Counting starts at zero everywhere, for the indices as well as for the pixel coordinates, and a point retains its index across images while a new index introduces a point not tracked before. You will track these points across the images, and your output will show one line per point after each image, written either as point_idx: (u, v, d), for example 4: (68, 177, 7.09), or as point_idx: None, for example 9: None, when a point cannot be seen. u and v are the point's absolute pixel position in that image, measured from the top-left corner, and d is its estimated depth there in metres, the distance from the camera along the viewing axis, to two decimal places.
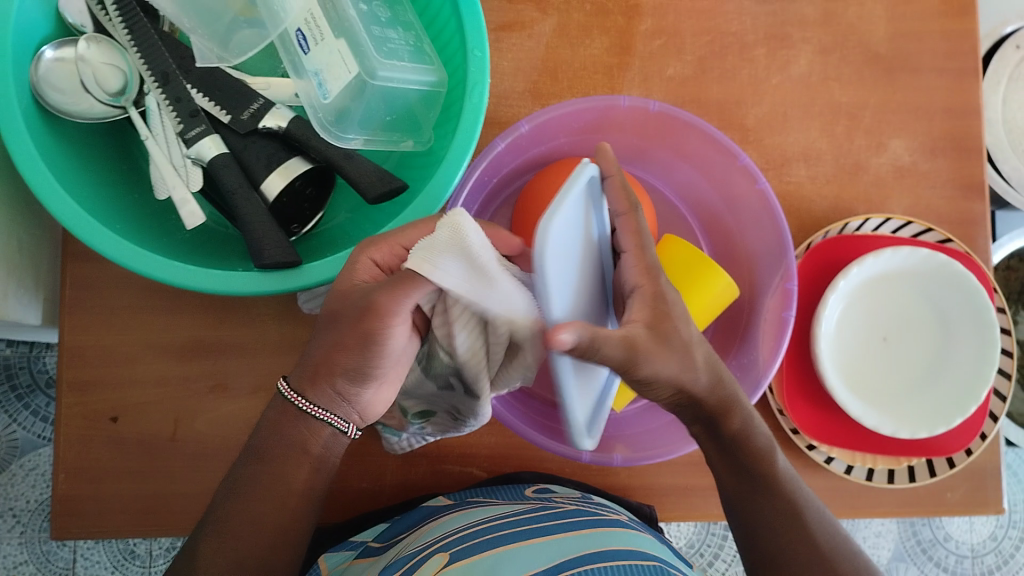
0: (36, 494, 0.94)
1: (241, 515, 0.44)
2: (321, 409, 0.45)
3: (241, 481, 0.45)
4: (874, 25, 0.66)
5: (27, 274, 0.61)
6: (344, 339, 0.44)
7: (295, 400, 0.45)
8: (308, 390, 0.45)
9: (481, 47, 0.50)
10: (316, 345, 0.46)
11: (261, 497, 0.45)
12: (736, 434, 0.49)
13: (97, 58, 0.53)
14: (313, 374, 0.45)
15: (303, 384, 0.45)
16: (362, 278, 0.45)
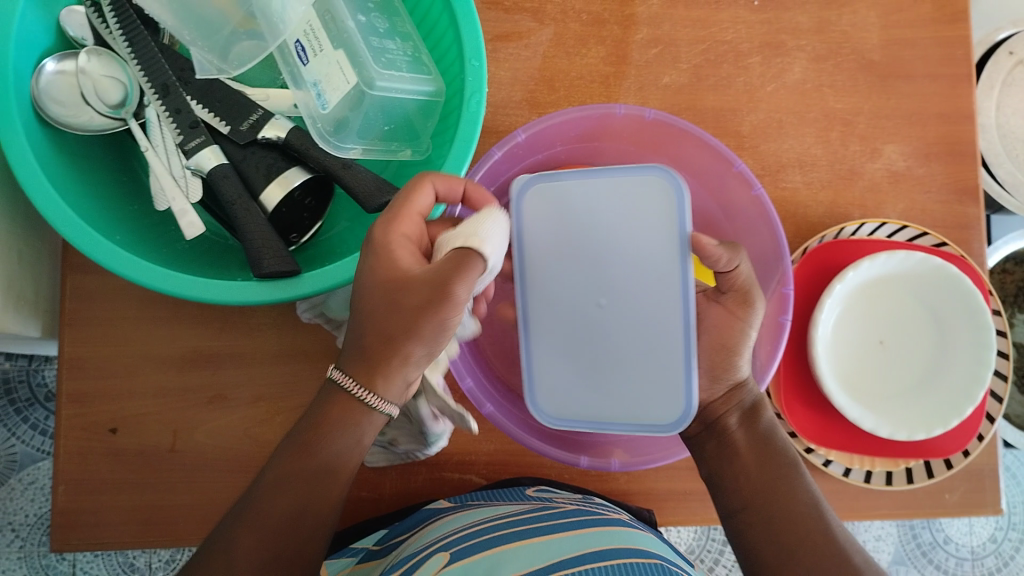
0: (35, 508, 0.94)
1: (275, 505, 0.42)
2: (380, 397, 0.43)
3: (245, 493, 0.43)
4: (867, 33, 0.67)
5: (26, 287, 0.61)
6: (401, 327, 0.42)
7: (351, 388, 0.43)
8: (366, 380, 0.43)
9: (478, 57, 0.51)
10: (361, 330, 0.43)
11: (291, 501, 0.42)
12: (768, 427, 0.54)
13: (97, 71, 0.53)
14: (372, 361, 0.43)
15: (360, 372, 0.43)
16: (403, 254, 0.43)
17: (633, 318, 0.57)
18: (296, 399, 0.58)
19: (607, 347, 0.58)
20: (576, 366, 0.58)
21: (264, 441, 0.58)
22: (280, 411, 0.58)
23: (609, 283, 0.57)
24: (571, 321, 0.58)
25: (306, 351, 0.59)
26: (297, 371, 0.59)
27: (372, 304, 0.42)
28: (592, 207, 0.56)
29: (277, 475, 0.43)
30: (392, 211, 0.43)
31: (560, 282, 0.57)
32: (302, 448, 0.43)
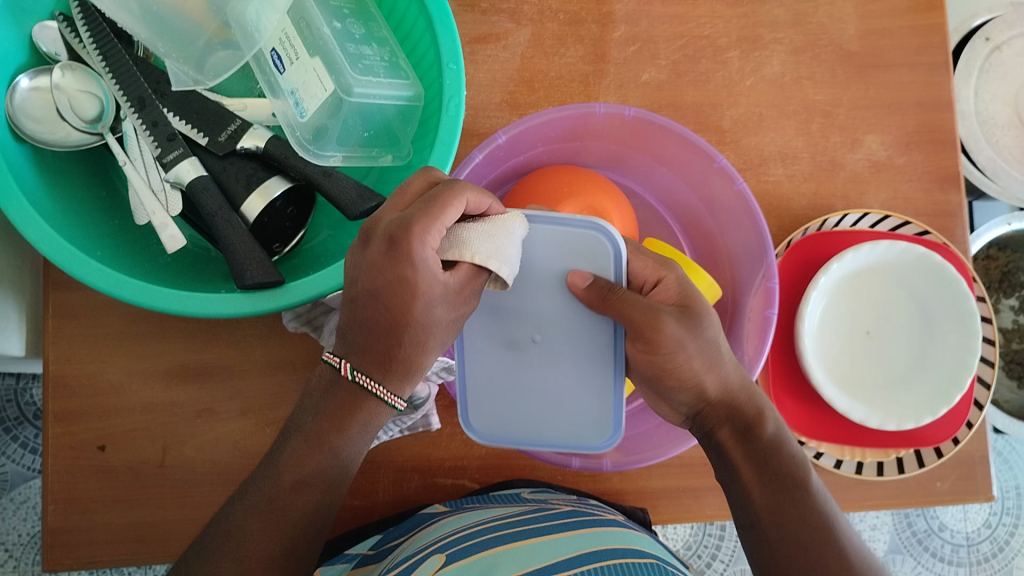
0: (27, 527, 0.93)
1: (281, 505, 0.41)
2: (392, 394, 0.41)
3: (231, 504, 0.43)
4: (844, 24, 0.67)
5: (9, 305, 0.60)
6: (431, 334, 0.41)
7: (369, 387, 0.41)
8: (388, 378, 0.41)
9: (456, 60, 0.51)
10: (374, 329, 0.40)
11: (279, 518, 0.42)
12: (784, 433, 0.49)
13: (72, 86, 0.53)
14: (399, 364, 0.41)
15: (378, 368, 0.41)
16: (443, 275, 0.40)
17: (566, 347, 0.54)
18: (285, 410, 0.58)
19: (538, 376, 0.55)
20: (512, 402, 0.56)
21: (255, 453, 0.58)
22: (270, 422, 0.58)
23: (541, 320, 0.53)
24: (505, 360, 0.55)
25: (293, 361, 0.58)
26: (284, 382, 0.58)
27: (406, 316, 0.40)
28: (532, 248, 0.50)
29: (288, 469, 0.41)
30: (427, 219, 0.39)
31: (494, 328, 0.53)
32: (313, 442, 0.42)
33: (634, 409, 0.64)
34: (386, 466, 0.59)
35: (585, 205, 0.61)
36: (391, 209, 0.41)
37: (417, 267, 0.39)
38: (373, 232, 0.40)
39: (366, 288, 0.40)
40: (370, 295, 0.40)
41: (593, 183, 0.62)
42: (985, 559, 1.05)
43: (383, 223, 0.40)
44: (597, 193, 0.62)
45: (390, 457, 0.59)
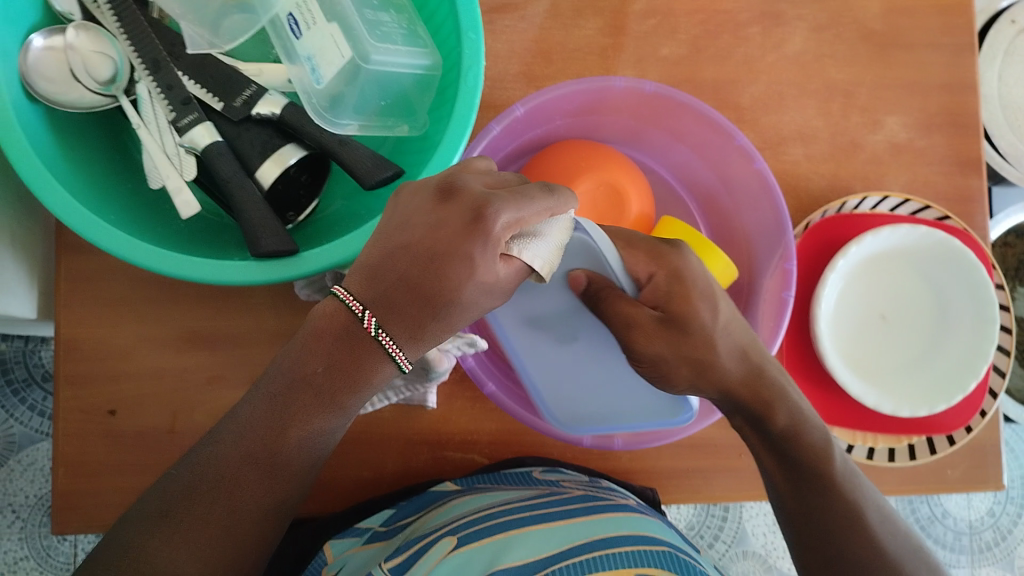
0: (35, 489, 0.94)
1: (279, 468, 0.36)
2: (402, 353, 0.38)
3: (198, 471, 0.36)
4: (869, 1, 0.65)
5: (20, 267, 0.60)
6: (460, 316, 0.39)
7: (384, 343, 0.37)
8: (407, 339, 0.37)
9: (476, 29, 0.50)
10: (407, 290, 0.37)
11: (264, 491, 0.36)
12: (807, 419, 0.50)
13: (85, 46, 0.51)
14: (417, 327, 0.37)
15: (399, 329, 0.37)
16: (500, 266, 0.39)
17: (603, 338, 0.57)
18: None
19: (593, 361, 0.58)
20: (577, 389, 0.59)
21: None
22: None
23: (575, 326, 0.57)
24: (563, 357, 0.58)
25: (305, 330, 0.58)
26: None
27: (449, 285, 0.37)
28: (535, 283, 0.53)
29: (291, 420, 0.37)
30: (514, 204, 0.38)
31: (539, 336, 0.57)
32: (323, 396, 0.37)
33: None
34: (396, 439, 0.59)
35: (601, 181, 0.61)
36: (476, 181, 0.40)
37: (487, 247, 0.37)
38: (457, 193, 0.38)
39: (419, 248, 0.37)
40: (421, 255, 0.37)
41: (611, 159, 0.62)
42: (988, 548, 1.05)
43: (468, 191, 0.38)
44: (612, 168, 0.61)
45: (401, 430, 0.59)
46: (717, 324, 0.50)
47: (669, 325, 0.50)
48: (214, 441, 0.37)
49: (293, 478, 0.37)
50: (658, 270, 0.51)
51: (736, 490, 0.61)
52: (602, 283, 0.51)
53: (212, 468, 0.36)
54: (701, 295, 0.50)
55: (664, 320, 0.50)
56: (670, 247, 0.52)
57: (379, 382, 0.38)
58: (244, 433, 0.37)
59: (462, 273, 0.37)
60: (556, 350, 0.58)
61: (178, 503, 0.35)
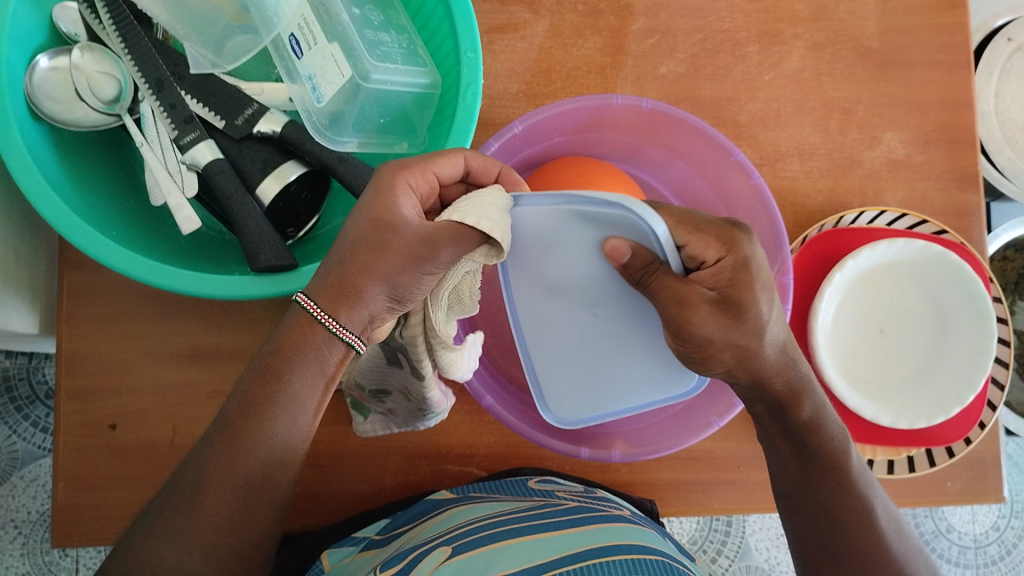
0: (37, 505, 0.94)
1: (248, 461, 0.39)
2: (342, 326, 0.42)
3: (177, 478, 0.39)
4: (866, 20, 0.66)
5: (25, 283, 0.61)
6: (380, 260, 0.42)
7: (312, 310, 0.42)
8: (330, 305, 0.42)
9: (474, 49, 0.51)
10: (340, 255, 0.43)
11: (237, 485, 0.39)
12: (807, 423, 0.51)
13: (91, 66, 0.53)
14: (336, 284, 0.42)
15: (325, 296, 0.42)
16: (406, 204, 0.43)
17: (632, 315, 0.53)
18: None
19: (614, 340, 0.55)
20: (583, 367, 0.56)
21: None
22: None
23: (594, 298, 0.53)
24: (570, 331, 0.55)
25: None
26: None
27: (363, 232, 0.42)
28: (554, 244, 0.48)
29: (255, 403, 0.40)
30: (417, 163, 0.44)
31: (557, 302, 0.53)
32: (276, 380, 0.41)
33: None
34: (395, 453, 0.60)
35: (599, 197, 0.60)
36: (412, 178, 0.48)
37: (393, 193, 0.43)
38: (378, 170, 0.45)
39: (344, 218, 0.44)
40: (355, 224, 0.43)
41: (609, 175, 0.61)
42: (993, 562, 1.05)
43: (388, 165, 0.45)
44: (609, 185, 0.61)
45: (399, 444, 0.60)
46: (768, 316, 0.47)
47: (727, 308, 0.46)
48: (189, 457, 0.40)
49: (270, 467, 0.40)
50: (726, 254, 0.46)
51: (735, 503, 0.61)
52: (651, 258, 0.45)
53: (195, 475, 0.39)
54: (761, 288, 0.46)
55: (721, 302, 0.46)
56: (741, 230, 0.46)
57: (322, 363, 0.42)
58: (214, 441, 0.39)
59: (363, 217, 0.42)
60: (576, 326, 0.55)
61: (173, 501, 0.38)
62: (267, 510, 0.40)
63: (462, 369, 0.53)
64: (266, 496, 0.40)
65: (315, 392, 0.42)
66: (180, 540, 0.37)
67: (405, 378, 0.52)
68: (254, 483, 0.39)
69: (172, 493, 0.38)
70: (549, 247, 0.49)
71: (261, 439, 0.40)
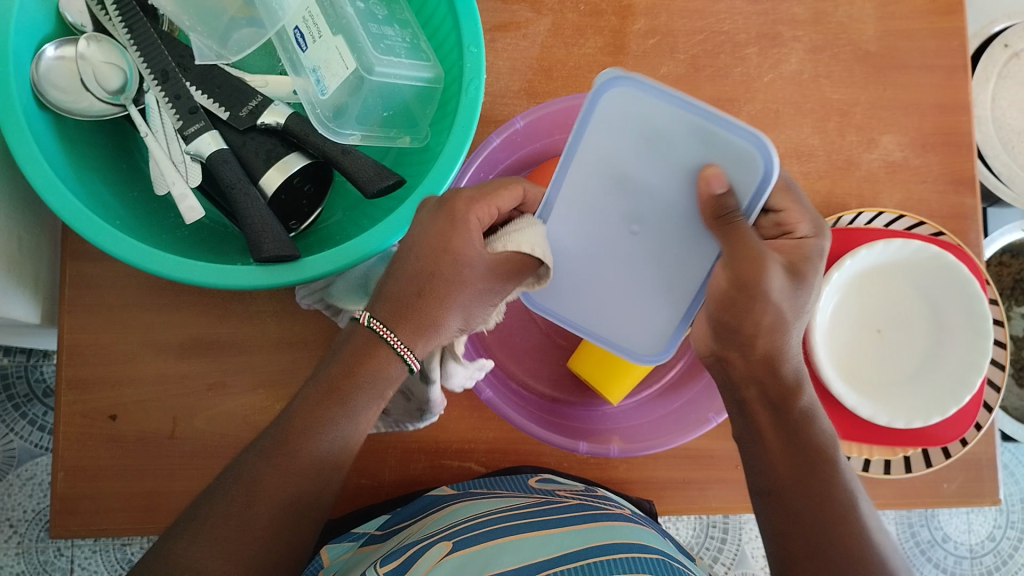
0: (33, 504, 0.93)
1: (291, 477, 0.42)
2: (411, 352, 0.45)
3: (220, 488, 0.42)
4: (864, 24, 0.67)
5: (28, 274, 0.61)
6: (453, 292, 0.45)
7: (385, 336, 0.44)
8: (403, 329, 0.45)
9: (477, 43, 0.51)
10: (407, 285, 0.45)
11: (278, 494, 0.42)
12: (799, 425, 0.50)
13: (97, 56, 0.53)
14: (416, 316, 0.45)
15: (398, 322, 0.45)
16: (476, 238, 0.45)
17: (666, 248, 0.51)
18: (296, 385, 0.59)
19: (647, 272, 0.52)
20: (596, 297, 0.55)
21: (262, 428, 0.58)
22: (279, 398, 0.58)
23: (640, 220, 0.50)
24: (595, 253, 0.52)
25: (305, 338, 0.59)
26: (297, 358, 0.59)
27: (434, 264, 0.45)
28: (649, 156, 0.47)
29: (309, 416, 0.43)
30: (481, 196, 0.46)
31: (598, 222, 0.51)
32: (330, 397, 0.44)
33: (639, 399, 0.64)
34: (392, 448, 0.60)
35: None
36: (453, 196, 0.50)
37: (462, 227, 0.45)
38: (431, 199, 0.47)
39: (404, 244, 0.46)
40: (422, 249, 0.45)
41: None
42: (989, 572, 1.04)
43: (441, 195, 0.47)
44: None
45: (401, 440, 0.60)
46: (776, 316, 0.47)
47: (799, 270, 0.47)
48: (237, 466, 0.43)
49: (313, 478, 0.43)
50: (808, 235, 0.48)
51: (733, 502, 0.61)
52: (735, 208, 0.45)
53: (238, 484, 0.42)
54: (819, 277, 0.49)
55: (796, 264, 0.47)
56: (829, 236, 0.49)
57: (389, 384, 0.45)
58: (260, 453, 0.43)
59: (433, 248, 0.45)
60: (608, 259, 0.52)
61: (225, 489, 0.42)
62: (299, 515, 0.42)
63: (462, 380, 0.55)
64: (303, 507, 0.43)
65: (368, 418, 0.45)
66: (221, 547, 0.40)
67: (410, 381, 0.54)
68: (298, 497, 0.42)
69: (219, 504, 0.41)
70: (637, 157, 0.47)
71: (310, 455, 0.43)
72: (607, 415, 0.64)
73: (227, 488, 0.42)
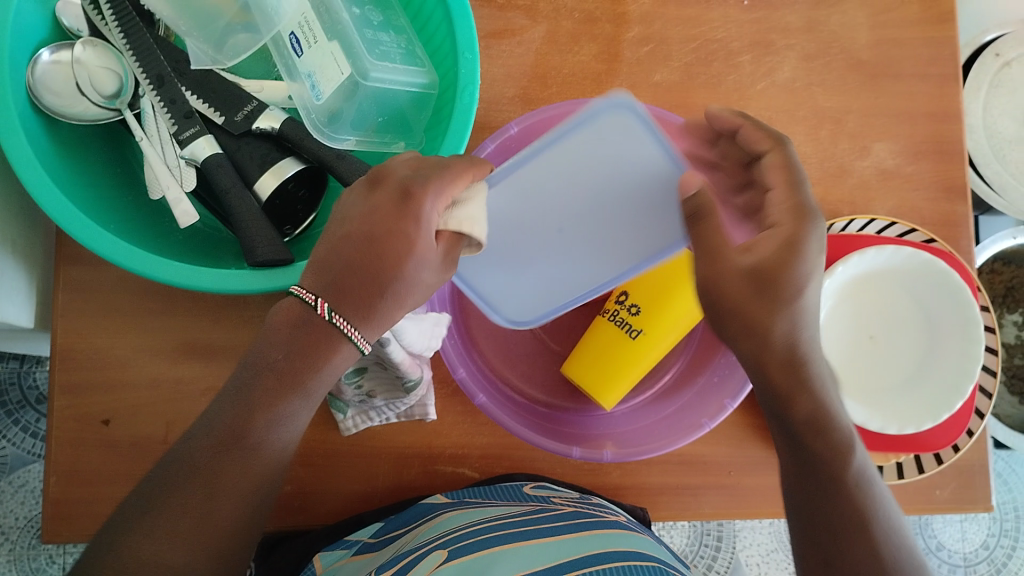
0: (25, 511, 0.93)
1: (236, 466, 0.40)
2: (359, 334, 0.41)
3: (163, 471, 0.40)
4: (857, 33, 0.67)
5: (22, 279, 0.61)
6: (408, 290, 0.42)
7: (342, 328, 0.41)
8: (361, 321, 0.41)
9: (471, 49, 0.51)
10: (359, 280, 0.41)
11: (225, 483, 0.40)
12: None
13: (93, 61, 0.53)
14: (381, 314, 0.42)
15: (356, 315, 0.41)
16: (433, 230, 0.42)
17: (585, 251, 0.50)
18: None
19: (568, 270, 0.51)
20: (499, 264, 0.52)
21: None
22: None
23: (574, 214, 0.49)
24: (515, 228, 0.50)
25: None
26: None
27: (398, 263, 0.41)
28: (612, 169, 0.48)
29: (258, 403, 0.40)
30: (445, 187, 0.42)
31: (533, 211, 0.50)
32: (283, 381, 0.40)
33: (633, 405, 0.65)
34: (385, 454, 0.60)
35: None
36: (405, 165, 0.44)
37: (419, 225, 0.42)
38: (384, 180, 0.43)
39: (357, 235, 0.42)
40: (367, 240, 0.42)
41: None
42: None
43: (394, 175, 0.43)
44: None
45: (395, 446, 0.60)
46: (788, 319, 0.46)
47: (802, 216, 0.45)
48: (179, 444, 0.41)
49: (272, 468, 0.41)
50: (790, 224, 0.45)
51: (726, 508, 0.61)
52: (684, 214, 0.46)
53: (184, 472, 0.40)
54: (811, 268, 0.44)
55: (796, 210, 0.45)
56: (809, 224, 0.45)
57: (339, 365, 0.42)
58: (205, 437, 0.40)
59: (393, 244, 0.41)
60: (525, 238, 0.50)
61: (176, 482, 0.39)
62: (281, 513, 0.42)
63: (426, 343, 0.52)
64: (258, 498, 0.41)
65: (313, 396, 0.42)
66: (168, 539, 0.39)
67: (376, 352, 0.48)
68: (253, 486, 0.41)
69: (163, 492, 0.39)
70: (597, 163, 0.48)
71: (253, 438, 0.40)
72: (602, 419, 0.64)
73: (177, 481, 0.39)
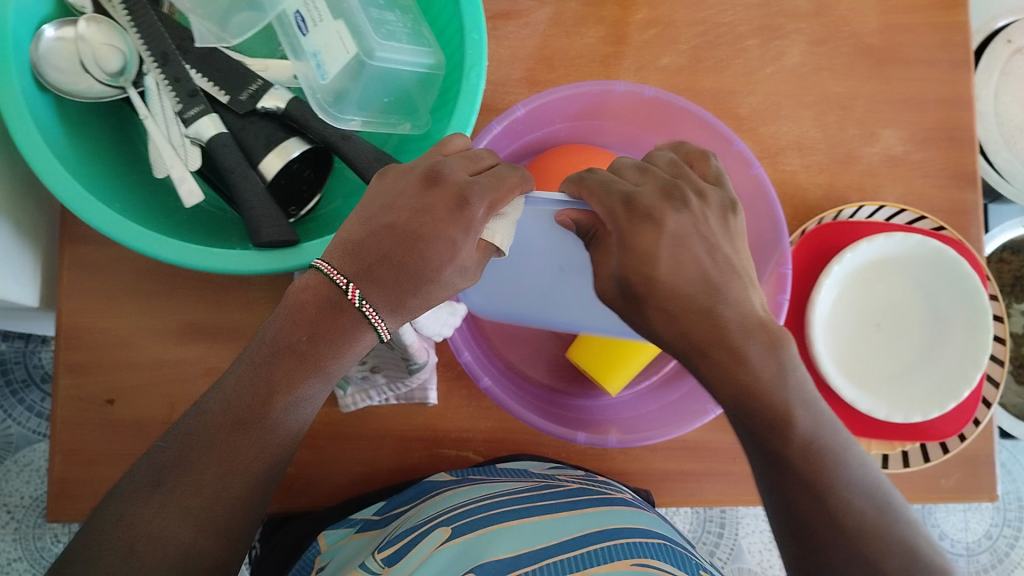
0: (30, 490, 0.93)
1: (251, 443, 0.39)
2: (382, 322, 0.41)
3: (170, 449, 0.39)
4: (867, 17, 0.66)
5: (27, 259, 0.61)
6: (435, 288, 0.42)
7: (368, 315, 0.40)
8: (390, 313, 0.41)
9: (478, 30, 0.51)
10: (391, 279, 0.40)
11: (235, 459, 0.39)
12: None
13: (96, 38, 0.53)
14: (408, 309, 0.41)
15: (386, 306, 0.40)
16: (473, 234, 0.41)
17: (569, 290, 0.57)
18: None
19: (561, 308, 0.58)
20: (507, 282, 0.57)
21: None
22: None
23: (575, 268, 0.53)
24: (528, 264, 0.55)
25: None
26: None
27: (423, 248, 0.41)
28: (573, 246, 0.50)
29: (277, 384, 0.39)
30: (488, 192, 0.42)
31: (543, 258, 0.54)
32: (302, 361, 0.40)
33: (638, 391, 0.65)
34: (389, 437, 0.60)
35: None
36: (459, 167, 0.43)
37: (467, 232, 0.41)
38: (439, 176, 0.42)
39: (400, 227, 0.41)
40: (403, 233, 0.41)
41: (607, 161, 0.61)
42: (985, 570, 1.04)
43: (450, 178, 0.42)
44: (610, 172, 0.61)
45: (400, 429, 0.60)
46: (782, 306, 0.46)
47: (671, 195, 0.43)
48: (186, 421, 0.40)
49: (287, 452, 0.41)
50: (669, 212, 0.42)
51: (731, 495, 0.61)
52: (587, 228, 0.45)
53: (195, 447, 0.39)
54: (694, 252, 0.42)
55: (667, 192, 0.43)
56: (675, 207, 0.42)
57: (355, 353, 0.41)
58: (217, 410, 0.39)
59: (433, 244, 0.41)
60: (529, 273, 0.56)
61: (187, 454, 0.38)
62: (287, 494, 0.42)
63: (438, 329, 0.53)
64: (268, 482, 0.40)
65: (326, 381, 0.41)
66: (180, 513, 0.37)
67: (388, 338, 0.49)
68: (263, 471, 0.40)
69: (175, 466, 0.38)
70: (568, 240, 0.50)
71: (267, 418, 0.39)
72: (606, 404, 0.64)
73: (188, 454, 0.39)
